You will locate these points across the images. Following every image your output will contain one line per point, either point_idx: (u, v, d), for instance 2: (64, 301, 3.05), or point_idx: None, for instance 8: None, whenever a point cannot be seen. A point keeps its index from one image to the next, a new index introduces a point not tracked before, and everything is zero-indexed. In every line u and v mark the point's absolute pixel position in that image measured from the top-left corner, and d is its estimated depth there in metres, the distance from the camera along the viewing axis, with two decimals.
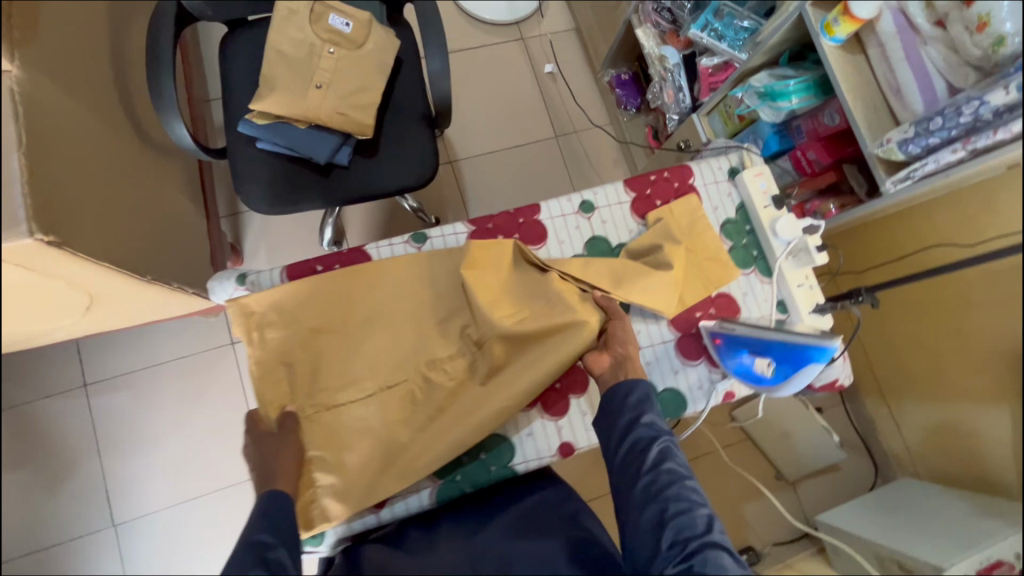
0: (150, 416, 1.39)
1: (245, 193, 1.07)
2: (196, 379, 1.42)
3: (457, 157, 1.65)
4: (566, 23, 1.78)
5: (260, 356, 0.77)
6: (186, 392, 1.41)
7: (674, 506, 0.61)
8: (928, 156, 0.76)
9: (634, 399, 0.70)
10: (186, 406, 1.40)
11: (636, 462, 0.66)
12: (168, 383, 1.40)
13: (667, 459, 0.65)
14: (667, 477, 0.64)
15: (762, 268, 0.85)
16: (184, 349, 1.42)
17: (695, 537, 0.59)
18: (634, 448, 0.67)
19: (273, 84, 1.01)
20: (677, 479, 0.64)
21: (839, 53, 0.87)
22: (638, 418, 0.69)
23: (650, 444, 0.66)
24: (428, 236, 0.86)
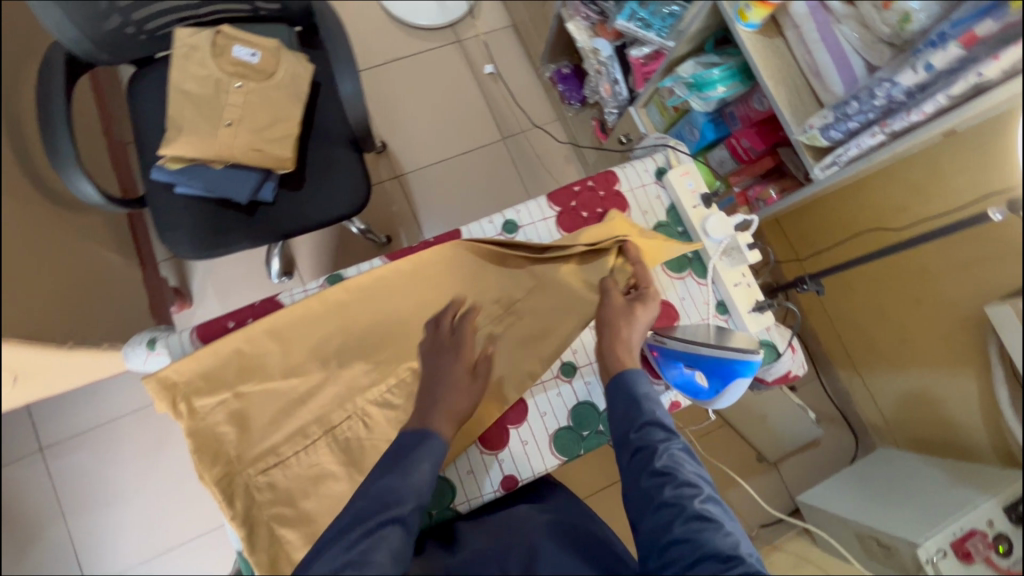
0: (111, 472, 1.35)
1: (170, 242, 1.03)
2: (156, 428, 1.38)
3: (403, 171, 1.60)
4: (503, 20, 1.73)
5: (195, 427, 0.69)
6: (147, 445, 1.37)
7: (687, 537, 0.53)
8: (851, 140, 0.74)
9: (629, 410, 0.63)
10: (150, 455, 1.37)
11: (639, 483, 0.58)
12: (127, 437, 1.37)
13: (673, 476, 0.57)
14: (675, 498, 0.56)
15: (697, 269, 0.82)
16: (139, 401, 1.38)
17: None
18: (635, 466, 0.59)
19: (180, 125, 0.96)
20: (685, 501, 0.55)
21: (755, 38, 0.84)
22: (636, 433, 0.61)
23: (651, 459, 0.59)
24: (344, 275, 0.79)
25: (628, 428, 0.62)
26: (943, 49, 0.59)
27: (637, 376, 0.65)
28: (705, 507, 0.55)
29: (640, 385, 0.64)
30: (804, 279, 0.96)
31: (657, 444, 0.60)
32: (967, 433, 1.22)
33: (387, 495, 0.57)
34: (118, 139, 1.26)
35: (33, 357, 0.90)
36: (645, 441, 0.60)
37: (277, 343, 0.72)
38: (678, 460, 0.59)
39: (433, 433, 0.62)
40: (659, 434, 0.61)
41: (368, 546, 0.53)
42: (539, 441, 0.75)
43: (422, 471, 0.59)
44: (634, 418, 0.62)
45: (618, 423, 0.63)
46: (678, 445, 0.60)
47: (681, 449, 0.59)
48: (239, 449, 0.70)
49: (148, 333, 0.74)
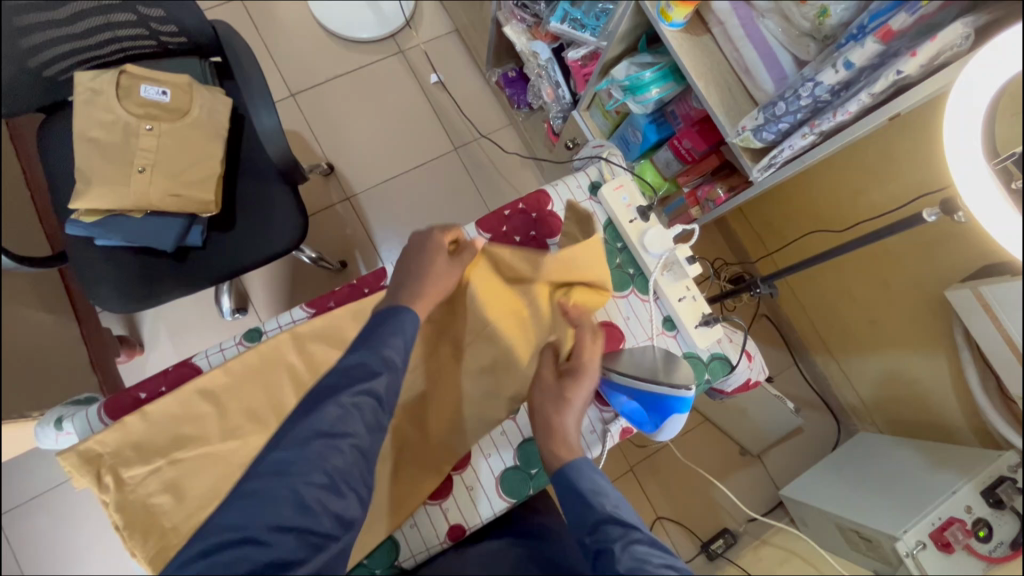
0: (35, 557, 1.23)
1: (95, 297, 0.97)
2: (89, 500, 1.26)
3: (354, 192, 1.55)
4: (445, 26, 1.68)
5: (122, 501, 0.64)
6: (72, 522, 1.25)
7: None
8: (784, 141, 0.70)
9: (579, 506, 0.57)
10: (86, 530, 1.25)
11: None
12: (48, 517, 1.24)
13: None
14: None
15: (640, 285, 0.79)
16: (57, 478, 1.26)
17: None
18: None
19: (90, 177, 0.91)
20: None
21: (682, 38, 0.80)
22: (591, 529, 0.55)
23: (609, 564, 0.51)
24: (263, 330, 0.74)
25: (585, 529, 0.55)
26: (862, 45, 0.56)
27: (581, 468, 0.60)
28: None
29: (588, 483, 0.58)
30: (757, 281, 0.93)
31: (612, 542, 0.52)
32: (943, 413, 1.21)
33: (357, 369, 0.58)
34: (41, 189, 1.19)
35: None
36: (601, 544, 0.53)
37: (211, 403, 0.68)
38: (639, 557, 0.50)
39: (406, 307, 0.64)
40: (613, 531, 0.53)
41: (347, 417, 0.54)
42: (485, 485, 0.72)
43: (396, 344, 0.61)
44: (585, 520, 0.55)
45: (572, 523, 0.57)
46: (637, 540, 0.52)
47: (642, 543, 0.51)
48: (174, 520, 0.64)
49: (58, 411, 0.70)
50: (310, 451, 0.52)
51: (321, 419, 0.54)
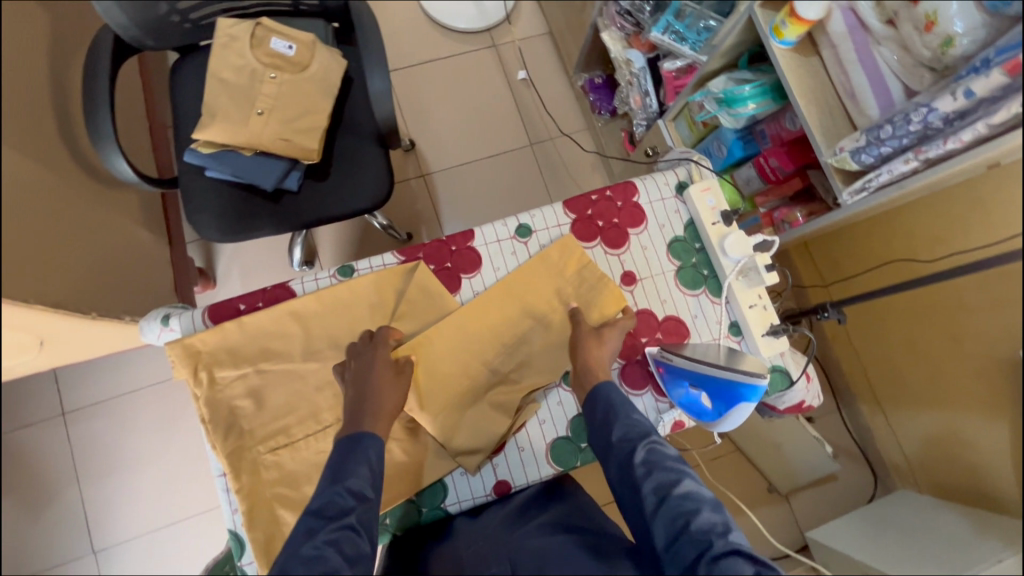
0: (99, 452, 1.33)
1: (196, 222, 1.06)
2: (149, 409, 1.36)
3: (429, 170, 1.62)
4: (539, 27, 1.74)
5: (212, 397, 0.70)
6: (135, 426, 1.35)
7: (678, 504, 0.55)
8: (883, 165, 0.72)
9: (605, 414, 0.66)
10: (143, 436, 1.34)
11: (625, 484, 0.61)
12: (112, 418, 1.34)
13: (650, 471, 0.59)
14: (655, 492, 0.57)
15: (712, 287, 0.81)
16: (122, 385, 1.36)
17: (715, 537, 0.52)
18: (621, 470, 0.62)
19: (215, 112, 1.00)
20: (669, 477, 0.58)
21: (790, 56, 0.82)
22: (614, 430, 0.64)
23: (631, 459, 0.61)
24: (355, 268, 0.78)
25: (612, 431, 0.65)
26: (986, 76, 0.57)
27: (612, 390, 0.68)
28: (682, 490, 0.56)
29: (618, 399, 0.67)
30: (825, 306, 0.93)
31: (636, 441, 0.62)
32: (995, 482, 1.09)
33: (330, 508, 0.56)
34: (160, 121, 1.31)
35: (63, 327, 0.93)
36: (626, 442, 0.63)
37: (299, 325, 0.73)
38: (657, 454, 0.60)
39: (369, 433, 0.63)
40: (636, 434, 0.63)
41: (324, 557, 0.52)
42: (535, 450, 0.74)
43: (363, 473, 0.60)
44: (612, 426, 0.65)
45: (599, 424, 0.67)
46: (658, 442, 0.61)
47: (660, 443, 0.61)
48: (253, 424, 0.70)
49: (164, 310, 0.77)
50: None
51: (298, 562, 0.51)
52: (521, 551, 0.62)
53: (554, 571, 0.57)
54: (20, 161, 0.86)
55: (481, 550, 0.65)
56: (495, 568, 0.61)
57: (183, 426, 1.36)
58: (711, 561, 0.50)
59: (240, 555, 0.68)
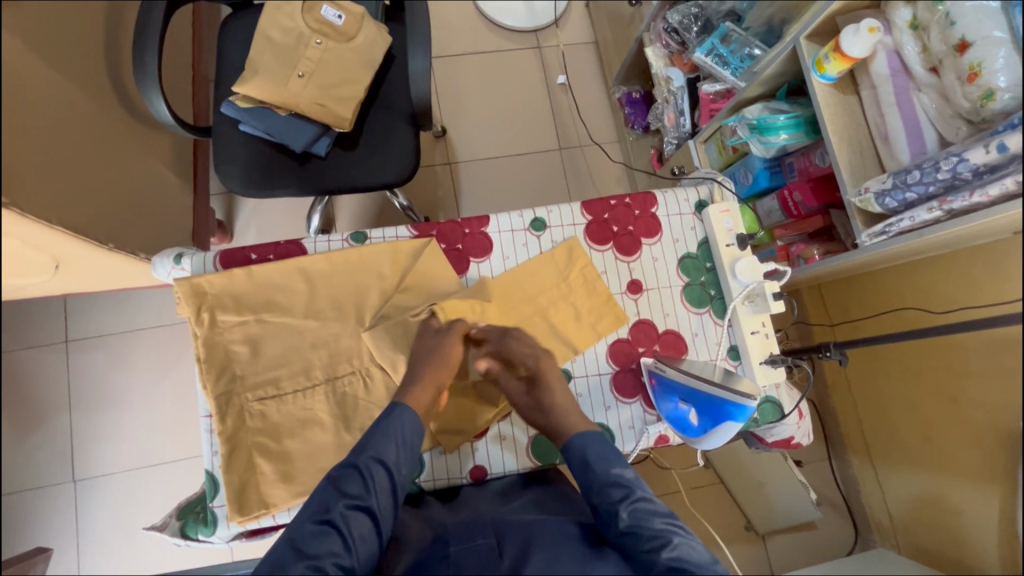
0: (95, 384, 1.36)
1: (221, 172, 1.07)
2: (148, 350, 1.38)
3: (456, 159, 1.63)
4: (585, 36, 1.75)
5: (210, 338, 0.71)
6: (132, 365, 1.37)
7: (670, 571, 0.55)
8: (906, 211, 0.71)
9: (585, 471, 0.63)
10: (139, 375, 1.37)
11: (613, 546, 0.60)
12: (112, 354, 1.37)
13: (636, 537, 0.58)
14: (645, 558, 0.57)
15: (717, 308, 0.81)
16: (127, 323, 1.38)
17: None
18: (607, 530, 0.61)
19: (257, 68, 1.02)
20: (659, 545, 0.57)
21: (829, 91, 0.82)
22: (595, 490, 0.62)
23: (616, 523, 0.59)
24: (368, 236, 0.79)
25: (592, 492, 0.62)
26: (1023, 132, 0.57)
27: (587, 443, 0.65)
28: (671, 558, 0.55)
29: (594, 454, 0.64)
30: (828, 345, 0.91)
31: (616, 503, 0.60)
32: (978, 555, 1.07)
33: (347, 484, 0.59)
34: (203, 71, 1.34)
35: (80, 253, 0.95)
36: (608, 505, 0.61)
37: (305, 281, 0.74)
38: (640, 516, 0.59)
39: (400, 403, 0.65)
40: (618, 495, 0.61)
41: (329, 534, 0.56)
42: (518, 440, 0.75)
43: (390, 448, 0.62)
44: (592, 486, 0.62)
45: (579, 478, 0.64)
46: (638, 501, 0.60)
47: (641, 504, 0.59)
48: (246, 370, 0.71)
49: (178, 249, 0.78)
50: (299, 566, 0.54)
51: (308, 538, 0.56)
52: (507, 525, 0.63)
53: (538, 547, 0.58)
54: (64, 85, 0.88)
55: (465, 520, 0.66)
56: (480, 539, 0.61)
57: (179, 372, 1.38)
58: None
59: (213, 496, 0.69)
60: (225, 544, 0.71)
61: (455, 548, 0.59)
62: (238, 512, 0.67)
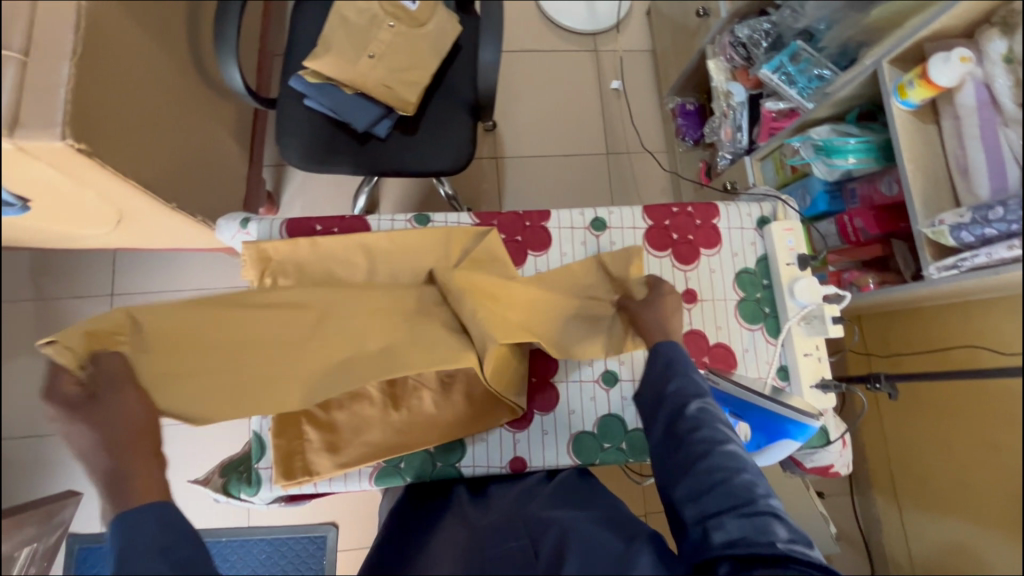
0: None
1: (283, 145, 1.08)
2: None
3: (502, 155, 1.64)
4: (643, 43, 1.75)
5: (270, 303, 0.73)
6: None
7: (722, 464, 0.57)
8: (983, 247, 0.70)
9: (664, 365, 0.67)
10: None
11: (670, 432, 0.62)
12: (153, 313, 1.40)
13: (700, 427, 0.60)
14: (702, 443, 0.59)
15: (771, 326, 0.80)
16: (170, 283, 1.42)
17: (750, 500, 0.54)
18: (668, 419, 0.63)
19: (330, 46, 1.05)
20: (718, 440, 0.59)
21: (908, 117, 0.81)
22: (669, 382, 0.66)
23: (683, 410, 0.62)
24: (431, 219, 0.82)
25: (666, 383, 0.66)
26: None
27: (672, 344, 0.69)
28: (729, 451, 0.58)
29: (680, 356, 0.67)
30: (878, 376, 0.89)
31: (688, 397, 0.63)
32: None
33: None
34: (270, 45, 1.37)
35: (143, 209, 0.97)
36: (680, 395, 0.64)
37: (366, 257, 0.76)
38: (707, 413, 0.61)
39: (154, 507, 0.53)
40: (692, 391, 0.64)
41: None
42: (558, 436, 0.76)
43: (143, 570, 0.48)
44: (668, 380, 0.66)
45: (654, 371, 0.68)
46: (709, 401, 0.62)
47: (712, 404, 0.62)
48: None
49: (244, 214, 0.81)
50: None
51: None
52: (538, 527, 0.62)
53: (574, 542, 0.58)
54: (148, 45, 0.90)
55: (500, 521, 0.65)
56: (513, 541, 0.61)
57: None
58: (742, 514, 0.53)
59: (259, 457, 0.71)
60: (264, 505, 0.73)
61: (491, 549, 0.59)
62: (284, 476, 0.69)
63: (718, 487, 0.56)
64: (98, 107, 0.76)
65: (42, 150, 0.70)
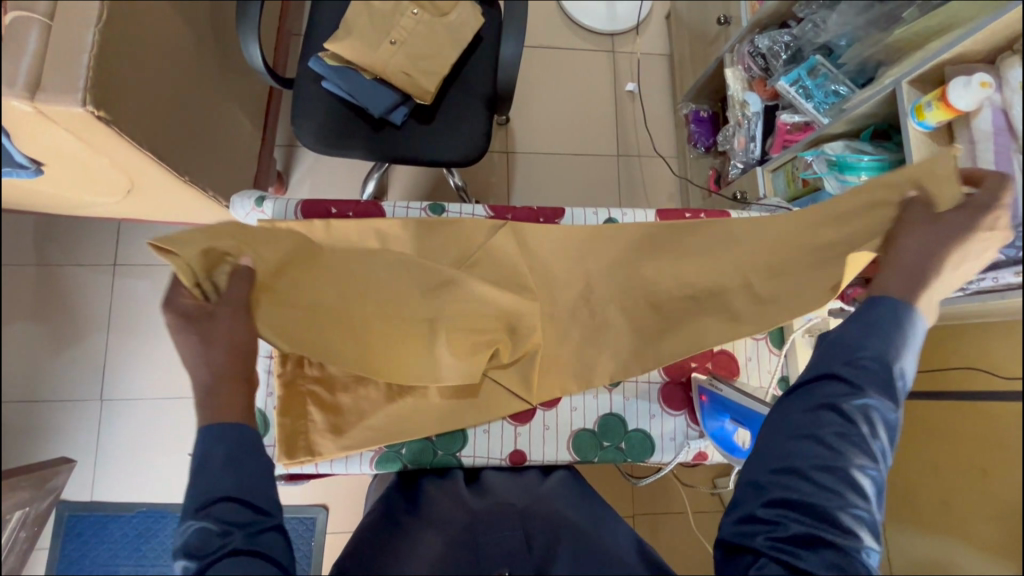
0: (135, 309, 1.38)
1: (297, 125, 1.08)
2: None
3: (514, 149, 1.64)
4: (661, 48, 1.75)
5: None
6: None
7: (838, 475, 0.50)
8: (989, 271, 0.71)
9: (863, 340, 0.55)
10: None
11: (813, 409, 0.53)
12: (155, 284, 1.40)
13: (853, 429, 0.51)
14: (838, 444, 0.51)
15: (774, 337, 0.82)
16: None
17: (840, 530, 0.48)
18: (822, 394, 0.54)
19: (352, 29, 1.05)
20: (856, 452, 0.51)
21: (924, 140, 0.82)
22: (851, 360, 0.54)
23: (843, 398, 0.53)
24: (445, 209, 0.83)
25: (844, 358, 0.55)
26: None
27: (886, 318, 0.56)
28: (858, 475, 0.50)
29: (884, 337, 0.55)
30: None
31: (863, 390, 0.53)
32: None
33: (202, 545, 0.46)
34: (290, 25, 1.36)
35: (155, 179, 0.96)
36: (852, 381, 0.53)
37: (380, 243, 0.77)
38: (865, 419, 0.52)
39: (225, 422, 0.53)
40: (868, 386, 0.53)
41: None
42: (559, 432, 0.78)
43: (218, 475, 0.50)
44: (851, 357, 0.55)
45: (846, 338, 0.56)
46: (882, 409, 0.52)
47: (879, 412, 0.52)
48: None
49: (259, 193, 0.81)
50: None
51: None
52: (533, 518, 0.62)
53: (567, 544, 0.57)
54: (171, 16, 0.90)
55: (491, 507, 0.65)
56: (508, 530, 0.60)
57: None
58: (819, 539, 0.48)
59: (263, 435, 0.72)
60: None
61: (485, 540, 0.59)
62: (287, 455, 0.70)
63: (820, 495, 0.49)
64: (119, 75, 0.76)
65: (61, 115, 0.70)
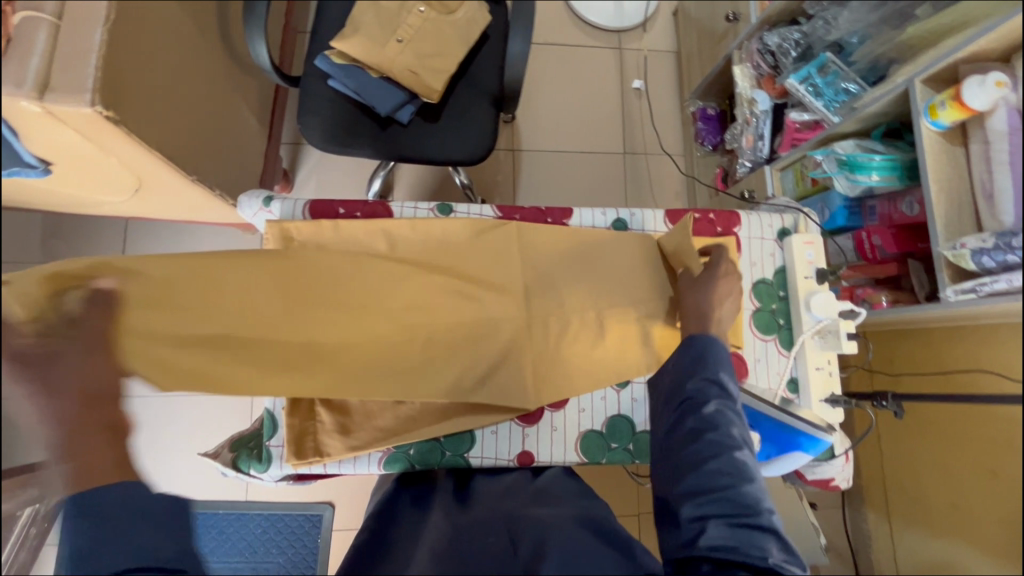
0: None
1: (303, 124, 1.08)
2: None
3: (519, 147, 1.63)
4: (668, 45, 1.74)
5: None
6: None
7: (726, 468, 0.58)
8: (1003, 273, 0.70)
9: (693, 361, 0.67)
10: None
11: (684, 428, 0.63)
12: None
13: (714, 428, 0.62)
14: (714, 445, 0.60)
15: (784, 338, 0.82)
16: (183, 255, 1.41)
17: (750, 510, 0.56)
18: (683, 412, 0.65)
19: (358, 27, 1.04)
20: (731, 444, 0.60)
21: (937, 139, 0.81)
22: (692, 378, 0.66)
23: (700, 409, 0.63)
24: (453, 209, 0.84)
25: (688, 380, 0.66)
26: None
27: (707, 342, 0.68)
28: (740, 460, 0.59)
29: (711, 352, 0.67)
30: (885, 394, 0.86)
31: (710, 396, 0.64)
32: None
33: None
34: (295, 23, 1.36)
35: (162, 178, 0.96)
36: (700, 393, 0.65)
37: (388, 243, 0.77)
38: (724, 416, 0.62)
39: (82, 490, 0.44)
40: (711, 392, 0.64)
41: None
42: (566, 433, 0.78)
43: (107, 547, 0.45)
44: (691, 376, 0.66)
45: (682, 364, 0.68)
46: (731, 405, 0.63)
47: (731, 408, 0.63)
48: None
49: (267, 193, 0.81)
50: None
51: None
52: (519, 521, 0.62)
53: (555, 543, 0.55)
54: (178, 15, 0.90)
55: (478, 519, 0.64)
56: (494, 538, 0.60)
57: None
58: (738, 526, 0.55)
59: (270, 435, 0.72)
60: (273, 482, 0.75)
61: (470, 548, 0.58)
62: (295, 455, 0.70)
63: (719, 491, 0.57)
64: (128, 74, 0.76)
65: (71, 116, 0.70)
